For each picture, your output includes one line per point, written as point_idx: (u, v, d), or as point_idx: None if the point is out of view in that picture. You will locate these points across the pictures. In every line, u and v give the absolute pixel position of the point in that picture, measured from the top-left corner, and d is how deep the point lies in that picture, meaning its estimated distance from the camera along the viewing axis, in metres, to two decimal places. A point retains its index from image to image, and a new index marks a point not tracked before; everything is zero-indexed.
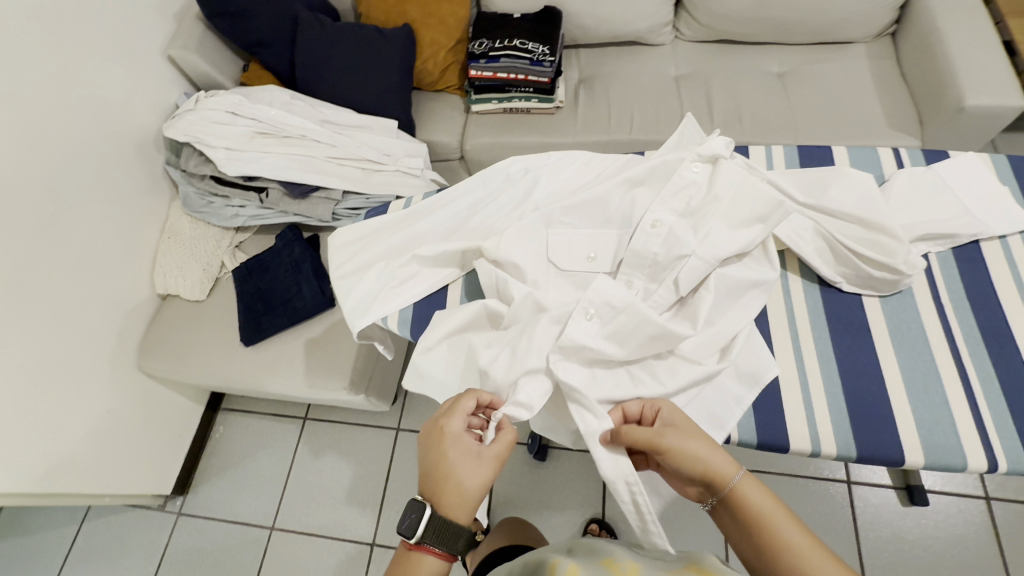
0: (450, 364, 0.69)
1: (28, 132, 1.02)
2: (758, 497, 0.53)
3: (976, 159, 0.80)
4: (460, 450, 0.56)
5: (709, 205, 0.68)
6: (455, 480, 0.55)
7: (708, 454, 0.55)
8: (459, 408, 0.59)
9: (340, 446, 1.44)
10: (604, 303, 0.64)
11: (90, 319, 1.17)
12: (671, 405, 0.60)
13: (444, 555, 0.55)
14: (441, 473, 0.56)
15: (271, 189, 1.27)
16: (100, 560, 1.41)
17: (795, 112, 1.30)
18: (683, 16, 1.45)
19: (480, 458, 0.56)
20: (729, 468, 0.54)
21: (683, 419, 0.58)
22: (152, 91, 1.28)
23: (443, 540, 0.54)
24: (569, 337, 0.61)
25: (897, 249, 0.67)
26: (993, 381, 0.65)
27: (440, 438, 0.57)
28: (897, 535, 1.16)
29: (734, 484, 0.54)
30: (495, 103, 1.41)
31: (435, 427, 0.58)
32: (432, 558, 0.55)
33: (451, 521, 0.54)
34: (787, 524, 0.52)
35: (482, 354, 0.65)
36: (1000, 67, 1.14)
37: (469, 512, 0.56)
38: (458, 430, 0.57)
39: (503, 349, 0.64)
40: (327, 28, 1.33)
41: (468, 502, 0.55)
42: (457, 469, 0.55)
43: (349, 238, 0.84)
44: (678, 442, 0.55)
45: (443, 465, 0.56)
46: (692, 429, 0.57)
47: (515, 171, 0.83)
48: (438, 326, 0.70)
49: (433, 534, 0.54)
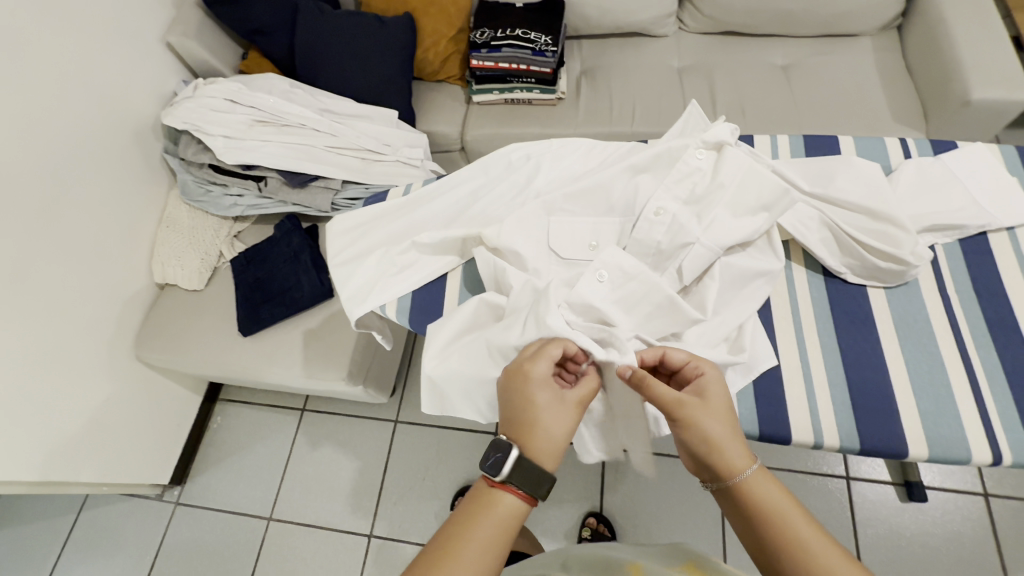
0: (466, 362, 0.66)
1: (25, 117, 1.00)
2: (768, 490, 0.52)
3: (984, 150, 0.79)
4: (548, 394, 0.55)
5: (714, 192, 0.66)
6: (544, 423, 0.53)
7: (723, 436, 0.53)
8: (545, 354, 0.57)
9: (338, 438, 1.44)
10: (616, 268, 0.64)
11: (88, 307, 1.16)
12: (715, 373, 0.57)
13: (528, 499, 0.51)
14: (529, 415, 0.54)
15: (269, 177, 1.26)
16: (98, 549, 1.41)
17: (800, 105, 1.29)
18: (688, 7, 1.43)
19: (565, 403, 0.55)
20: (741, 458, 0.53)
21: (717, 393, 0.56)
22: (150, 78, 1.27)
23: (530, 483, 0.50)
24: (579, 294, 0.62)
25: (904, 239, 0.67)
26: (998, 375, 0.64)
27: (527, 381, 0.55)
28: (895, 531, 1.16)
29: (745, 473, 0.52)
30: (497, 93, 1.39)
31: (520, 371, 0.56)
32: (511, 501, 0.51)
33: (539, 464, 0.51)
34: (795, 520, 0.50)
35: (510, 335, 0.62)
36: (1008, 60, 1.12)
37: (556, 459, 0.53)
38: (544, 374, 0.56)
39: (527, 322, 0.62)
40: (328, 17, 1.32)
41: (555, 447, 0.53)
42: (549, 411, 0.54)
43: (347, 226, 0.83)
44: (698, 419, 0.54)
45: (530, 408, 0.54)
46: (719, 410, 0.55)
47: (516, 158, 0.82)
48: (444, 330, 0.69)
49: (519, 475, 0.50)
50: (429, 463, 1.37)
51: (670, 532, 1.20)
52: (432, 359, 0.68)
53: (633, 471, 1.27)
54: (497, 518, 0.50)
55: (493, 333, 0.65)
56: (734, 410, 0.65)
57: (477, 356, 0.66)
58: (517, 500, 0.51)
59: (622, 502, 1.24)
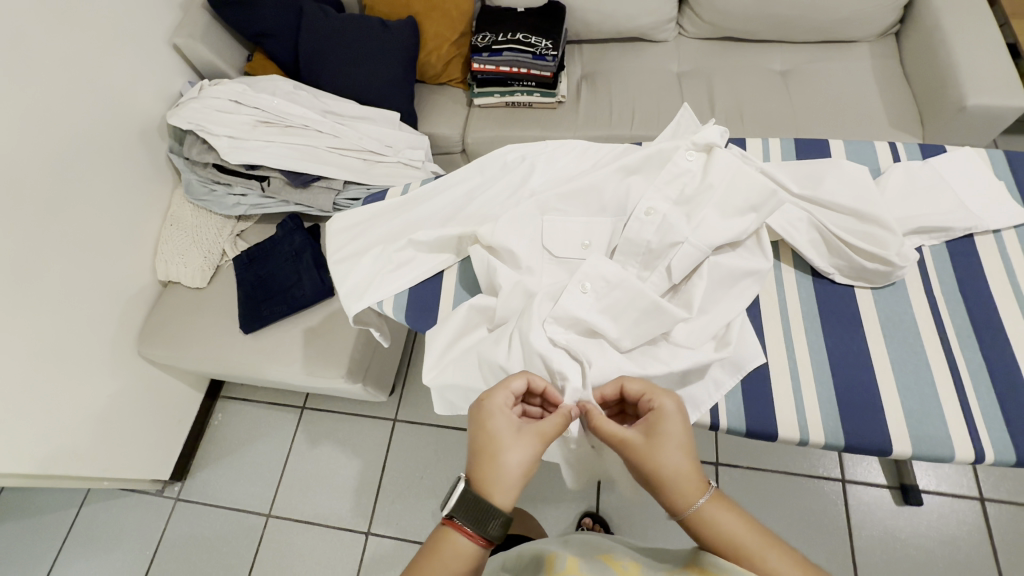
0: (461, 374, 0.68)
1: (33, 115, 1.03)
2: (725, 521, 0.51)
3: (973, 153, 0.80)
4: (504, 424, 0.54)
5: (703, 193, 0.68)
6: (498, 456, 0.52)
7: (672, 472, 0.52)
8: (505, 385, 0.57)
9: (337, 436, 1.45)
10: (598, 278, 0.66)
11: (92, 303, 1.18)
12: (670, 404, 0.56)
13: (478, 539, 0.50)
14: (485, 447, 0.53)
15: (272, 177, 1.28)
16: (98, 544, 1.42)
17: (797, 110, 1.30)
18: (687, 13, 1.45)
19: (521, 433, 0.54)
20: (692, 490, 0.52)
21: (669, 425, 0.54)
22: (157, 79, 1.29)
23: (476, 518, 0.50)
24: (563, 308, 0.65)
25: (889, 240, 0.68)
26: (984, 375, 0.65)
27: (483, 413, 0.55)
28: (889, 534, 1.16)
29: (697, 505, 0.51)
30: (497, 96, 1.41)
31: (479, 404, 0.56)
32: (461, 542, 0.50)
33: (486, 500, 0.50)
34: (754, 548, 0.49)
35: (498, 353, 0.65)
36: (1004, 66, 1.13)
37: (512, 494, 0.52)
38: (501, 405, 0.55)
39: (512, 341, 0.65)
40: (332, 20, 1.34)
41: (508, 479, 0.52)
42: (501, 442, 0.53)
43: (346, 223, 0.85)
44: (652, 454, 0.53)
45: (485, 439, 0.53)
46: (673, 443, 0.53)
47: (512, 159, 0.83)
48: (438, 339, 0.70)
49: (463, 508, 0.50)
50: (427, 462, 1.38)
51: (664, 532, 1.21)
52: (432, 368, 0.70)
53: None
54: (448, 558, 0.49)
55: (483, 347, 0.67)
56: (722, 407, 0.66)
57: (471, 368, 0.68)
58: (468, 541, 0.50)
59: (618, 502, 1.25)
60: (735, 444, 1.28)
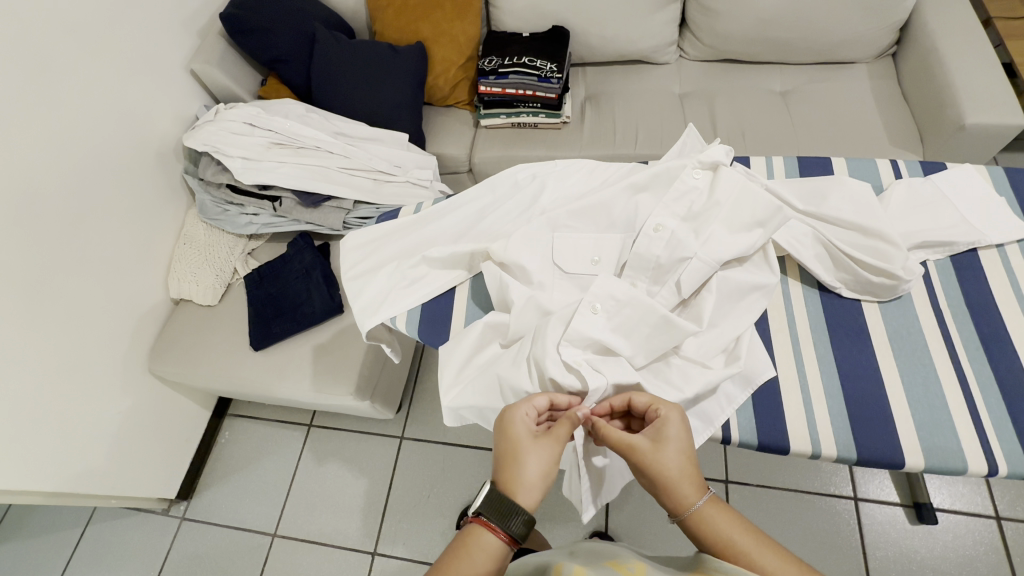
0: (477, 393, 0.69)
1: (58, 140, 1.06)
2: (721, 523, 0.52)
3: (972, 169, 0.82)
4: (523, 429, 0.56)
5: (710, 210, 0.70)
6: (519, 458, 0.54)
7: (675, 475, 0.53)
8: (529, 400, 0.59)
9: (344, 455, 1.44)
10: (608, 297, 0.67)
11: (105, 320, 1.19)
12: (673, 414, 0.57)
13: (502, 537, 0.50)
14: (506, 450, 0.55)
15: (284, 198, 1.30)
16: (102, 564, 1.41)
17: (797, 129, 1.33)
18: (688, 37, 1.49)
19: (547, 442, 0.55)
20: (689, 492, 0.53)
21: (676, 434, 0.55)
22: (174, 104, 1.34)
23: (500, 513, 0.50)
24: (577, 330, 0.65)
25: (894, 255, 0.69)
26: (992, 386, 0.66)
27: (505, 420, 0.57)
28: (906, 554, 1.14)
29: (695, 508, 0.52)
30: (504, 117, 1.45)
31: (501, 413, 0.58)
32: (487, 543, 0.50)
33: (511, 499, 0.51)
34: (752, 548, 0.50)
35: (518, 377, 0.65)
36: (1002, 86, 1.16)
37: (534, 497, 0.53)
38: (523, 415, 0.57)
39: (531, 365, 0.65)
40: (343, 46, 1.39)
41: (532, 484, 0.53)
42: (524, 450, 0.54)
43: (360, 241, 0.87)
44: (658, 460, 0.54)
45: (507, 444, 0.55)
46: (678, 449, 0.55)
47: (522, 178, 0.85)
48: (455, 358, 0.71)
49: (490, 505, 0.51)
50: (434, 480, 1.38)
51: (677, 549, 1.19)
52: (448, 387, 0.71)
53: (639, 489, 1.26)
54: (476, 558, 0.50)
55: (501, 368, 0.68)
56: (733, 421, 0.67)
57: (486, 386, 0.68)
58: (493, 538, 0.50)
59: (628, 522, 1.22)
60: (746, 463, 1.27)
